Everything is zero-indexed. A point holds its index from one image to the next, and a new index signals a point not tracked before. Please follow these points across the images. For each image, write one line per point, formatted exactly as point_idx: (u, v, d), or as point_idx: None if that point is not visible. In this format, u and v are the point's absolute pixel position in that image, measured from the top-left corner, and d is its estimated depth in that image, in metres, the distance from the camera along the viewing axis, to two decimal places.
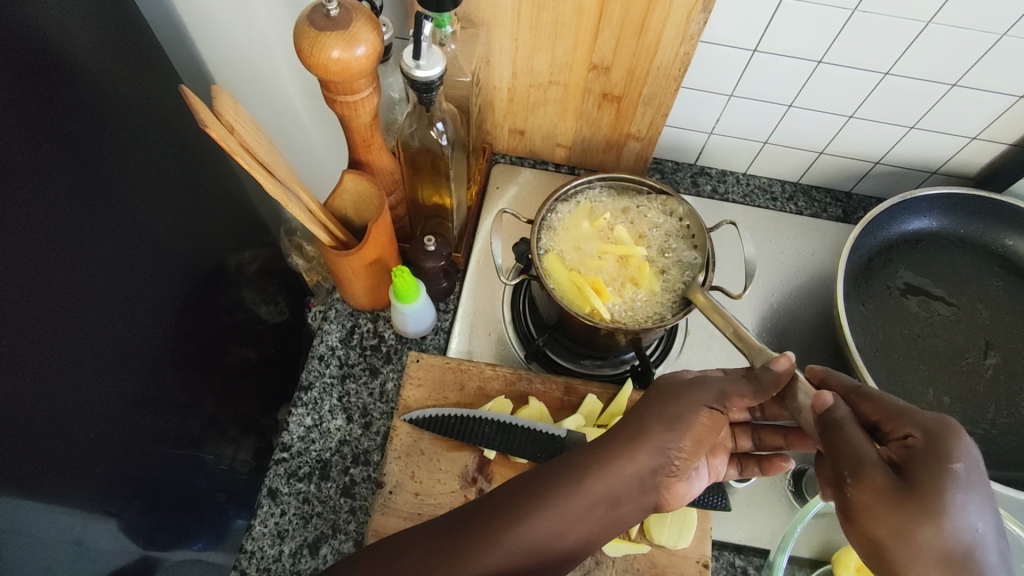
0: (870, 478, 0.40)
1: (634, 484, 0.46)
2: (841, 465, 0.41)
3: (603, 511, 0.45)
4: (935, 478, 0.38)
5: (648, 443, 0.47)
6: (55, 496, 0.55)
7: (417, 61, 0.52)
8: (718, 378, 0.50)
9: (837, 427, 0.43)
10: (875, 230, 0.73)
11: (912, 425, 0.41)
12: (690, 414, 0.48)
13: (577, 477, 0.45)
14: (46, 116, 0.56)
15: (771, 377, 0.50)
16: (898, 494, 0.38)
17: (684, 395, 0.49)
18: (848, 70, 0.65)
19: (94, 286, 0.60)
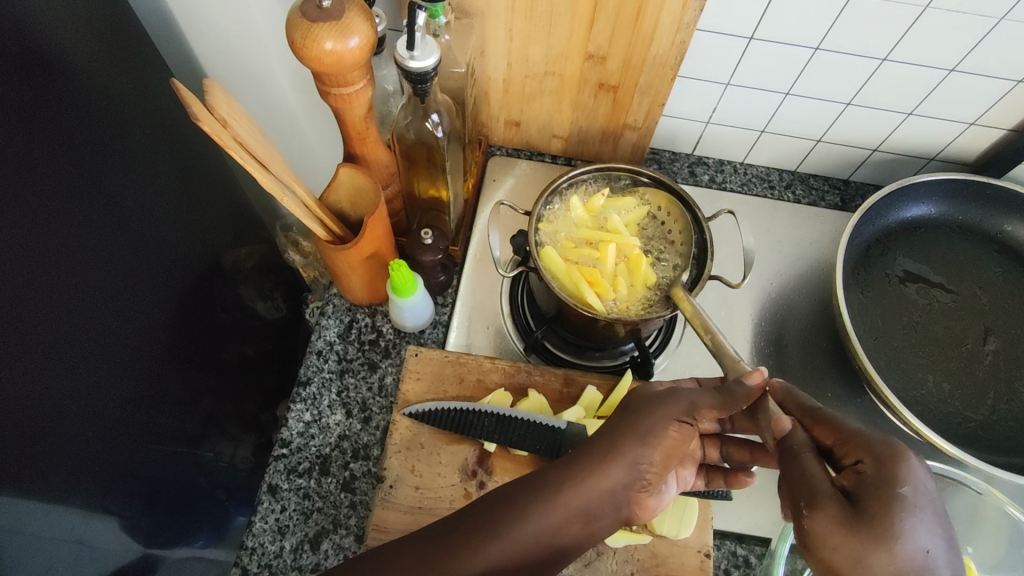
0: (824, 508, 0.39)
1: (607, 499, 0.46)
2: (797, 496, 0.41)
3: (575, 525, 0.45)
4: (885, 501, 0.38)
5: (620, 458, 0.47)
6: (55, 495, 0.55)
7: (411, 52, 0.52)
8: (691, 391, 0.50)
9: (795, 454, 0.43)
10: (873, 218, 0.73)
11: (863, 449, 0.42)
12: (662, 430, 0.48)
13: (552, 490, 0.45)
14: (37, 112, 0.55)
15: (744, 393, 0.49)
16: (848, 520, 0.38)
17: (656, 409, 0.49)
18: (845, 57, 0.65)
19: (90, 284, 0.60)
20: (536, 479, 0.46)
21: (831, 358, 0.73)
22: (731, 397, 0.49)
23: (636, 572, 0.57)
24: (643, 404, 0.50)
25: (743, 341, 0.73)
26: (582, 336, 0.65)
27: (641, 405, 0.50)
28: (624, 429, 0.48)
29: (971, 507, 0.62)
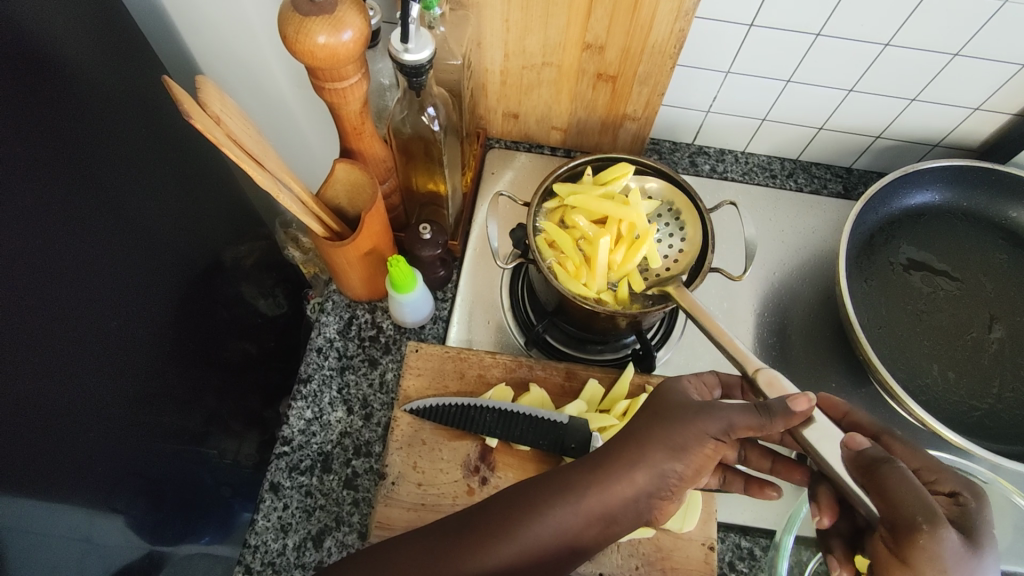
0: (945, 528, 0.37)
1: (630, 506, 0.45)
2: (909, 509, 0.38)
3: (598, 528, 0.45)
4: (990, 537, 0.38)
5: (648, 467, 0.45)
6: (61, 495, 0.55)
7: (406, 44, 0.51)
8: (730, 407, 0.45)
9: (894, 463, 0.40)
10: (877, 206, 0.72)
11: (956, 483, 0.42)
12: (697, 444, 0.45)
13: (570, 495, 0.45)
14: (31, 110, 0.55)
15: (784, 413, 0.44)
16: (967, 549, 0.37)
17: (691, 420, 0.45)
18: (849, 42, 0.64)
19: (91, 283, 0.59)
20: (555, 482, 0.46)
21: (835, 347, 0.72)
22: (769, 418, 0.44)
23: (640, 565, 0.56)
24: (678, 414, 0.46)
25: (746, 331, 0.72)
26: (583, 329, 0.65)
27: (674, 412, 0.46)
28: (653, 438, 0.45)
29: None
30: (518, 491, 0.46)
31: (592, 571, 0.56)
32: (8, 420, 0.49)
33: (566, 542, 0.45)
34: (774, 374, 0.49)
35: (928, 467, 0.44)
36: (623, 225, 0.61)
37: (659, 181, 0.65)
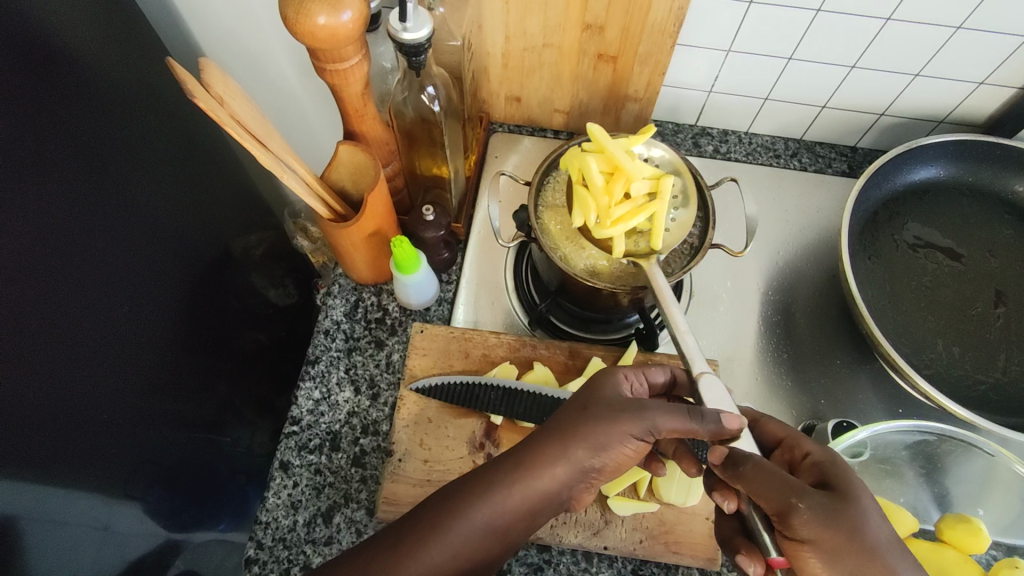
0: (810, 494, 0.40)
1: (551, 500, 0.46)
2: (780, 494, 0.41)
3: (523, 524, 0.46)
4: (852, 480, 0.42)
5: (568, 462, 0.45)
6: (80, 480, 0.56)
7: (404, 23, 0.51)
8: (657, 410, 0.45)
9: (753, 457, 0.43)
10: (880, 182, 0.72)
11: (810, 443, 0.46)
12: (616, 444, 0.46)
13: (492, 499, 0.45)
14: (45, 102, 0.56)
15: (715, 423, 0.44)
16: (837, 503, 0.40)
17: (614, 420, 0.45)
18: (850, 18, 0.64)
19: (105, 270, 0.61)
20: (475, 486, 0.46)
21: (839, 325, 0.72)
22: (700, 424, 0.44)
23: (644, 539, 0.57)
24: (607, 409, 0.46)
25: (750, 310, 0.72)
26: (586, 307, 0.65)
27: (597, 409, 0.47)
28: (574, 436, 0.46)
29: (983, 469, 0.61)
30: (440, 499, 0.46)
31: (597, 544, 0.57)
32: (27, 406, 0.50)
33: (490, 547, 0.45)
34: (716, 382, 0.49)
35: (788, 436, 0.48)
36: (632, 187, 0.55)
37: (668, 153, 0.64)
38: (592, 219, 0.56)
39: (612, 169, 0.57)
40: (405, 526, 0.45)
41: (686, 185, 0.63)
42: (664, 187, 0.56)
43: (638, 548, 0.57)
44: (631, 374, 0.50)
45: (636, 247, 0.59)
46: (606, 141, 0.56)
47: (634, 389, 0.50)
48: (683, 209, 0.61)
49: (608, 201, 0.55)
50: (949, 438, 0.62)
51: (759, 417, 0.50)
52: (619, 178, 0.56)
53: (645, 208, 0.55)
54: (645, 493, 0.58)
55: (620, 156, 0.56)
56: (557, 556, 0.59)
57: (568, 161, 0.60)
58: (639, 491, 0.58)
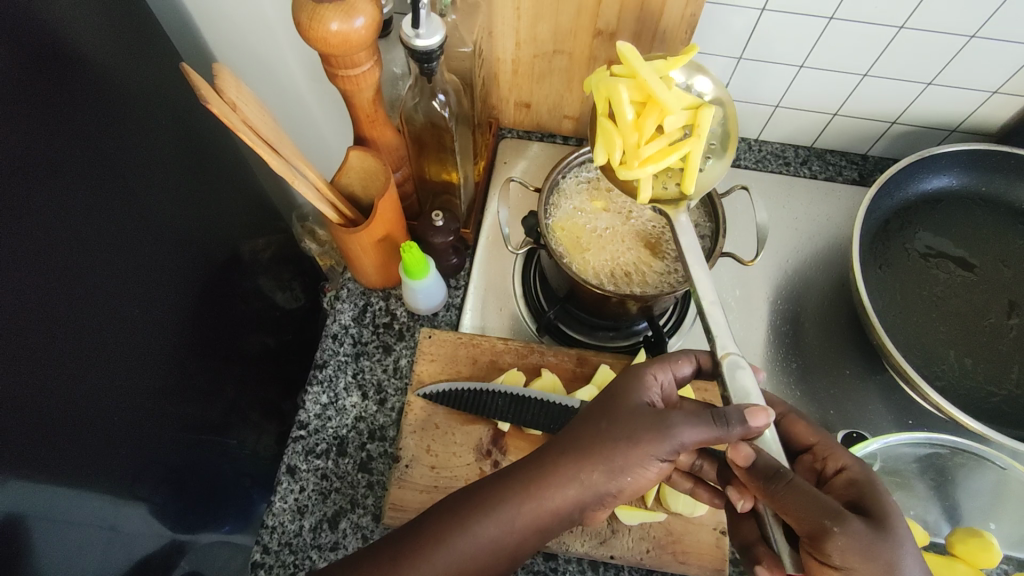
0: (850, 520, 0.39)
1: (561, 519, 0.46)
2: (815, 517, 0.40)
3: (531, 541, 0.46)
4: (889, 505, 0.42)
5: (581, 484, 0.45)
6: (89, 483, 0.56)
7: (416, 30, 0.51)
8: (683, 424, 0.43)
9: (787, 475, 0.42)
10: (892, 191, 0.71)
11: (847, 458, 0.46)
12: (636, 467, 0.44)
13: (499, 517, 0.44)
14: (61, 106, 0.57)
15: (741, 426, 0.43)
16: (874, 531, 0.39)
17: (636, 441, 0.44)
18: (862, 26, 0.63)
19: (115, 273, 0.61)
20: (480, 504, 0.45)
21: (848, 335, 0.72)
22: (725, 430, 0.43)
23: (651, 549, 0.57)
24: (629, 426, 0.45)
25: (759, 319, 0.72)
26: (595, 314, 0.65)
27: (617, 427, 0.45)
28: (590, 457, 0.45)
29: (994, 484, 0.61)
30: (444, 513, 0.46)
31: (603, 553, 0.57)
32: (37, 409, 0.51)
33: (497, 562, 0.45)
34: (739, 364, 0.48)
35: (823, 445, 0.48)
36: (666, 116, 0.52)
37: (714, 84, 0.61)
38: (616, 157, 0.54)
39: (644, 97, 0.54)
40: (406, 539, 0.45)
41: (726, 121, 0.60)
42: (700, 121, 0.53)
43: (645, 558, 0.56)
44: (656, 371, 0.48)
45: (663, 189, 0.58)
46: (637, 62, 0.53)
47: (663, 390, 0.48)
48: (720, 151, 0.60)
49: (637, 137, 0.54)
50: (961, 451, 0.61)
51: (789, 417, 0.51)
52: (651, 109, 0.53)
53: (679, 146, 0.53)
54: (652, 502, 0.58)
55: (654, 83, 0.52)
56: (564, 564, 0.59)
57: (594, 83, 0.56)
58: (647, 500, 0.57)
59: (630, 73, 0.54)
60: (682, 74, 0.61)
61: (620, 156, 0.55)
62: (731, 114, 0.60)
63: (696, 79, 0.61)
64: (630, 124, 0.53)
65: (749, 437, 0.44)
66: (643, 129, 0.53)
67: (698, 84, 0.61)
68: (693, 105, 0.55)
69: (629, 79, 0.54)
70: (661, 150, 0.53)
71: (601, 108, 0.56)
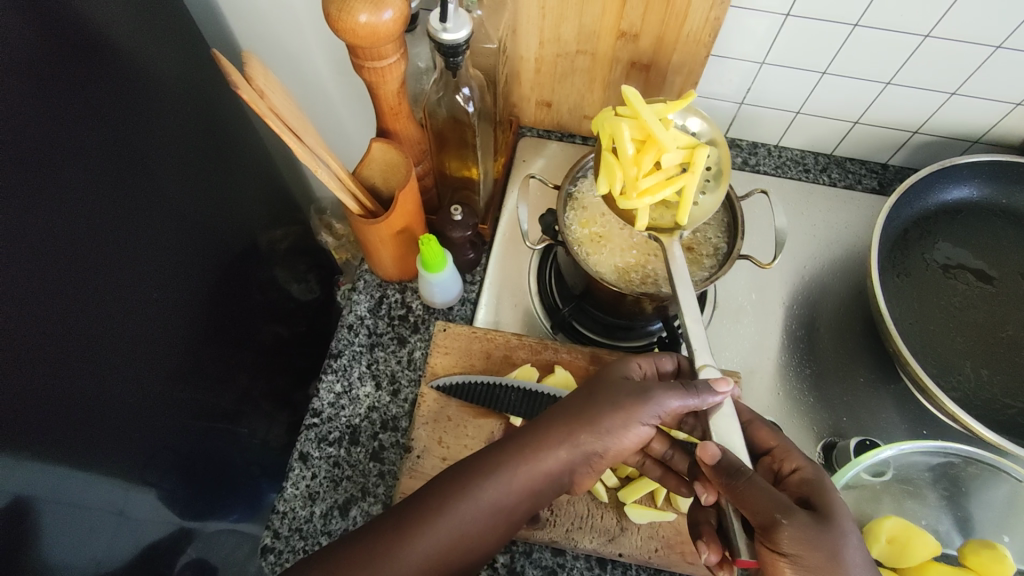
0: (797, 513, 0.39)
1: (554, 482, 0.45)
2: (767, 509, 0.40)
3: (524, 506, 0.45)
4: (837, 501, 0.42)
5: (573, 445, 0.45)
6: (100, 467, 0.57)
7: (444, 23, 0.52)
8: (660, 389, 0.45)
9: (746, 471, 0.42)
10: (912, 200, 0.71)
11: (801, 459, 0.45)
12: (623, 429, 0.45)
13: (495, 480, 0.44)
14: (91, 92, 0.58)
15: (708, 391, 0.45)
16: (819, 524, 0.40)
17: (620, 404, 0.45)
18: (887, 33, 0.63)
19: (137, 260, 0.63)
20: (477, 469, 0.45)
21: (863, 343, 0.71)
22: (698, 397, 0.45)
23: (660, 548, 0.57)
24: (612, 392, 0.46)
25: (774, 324, 0.72)
26: (611, 313, 0.65)
27: (605, 395, 0.46)
28: (578, 420, 0.45)
29: (1008, 496, 0.60)
30: (445, 480, 0.45)
31: (612, 551, 0.57)
32: (53, 389, 0.51)
33: (492, 527, 0.44)
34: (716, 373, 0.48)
35: (782, 447, 0.47)
36: (663, 154, 0.53)
37: (706, 125, 0.62)
38: (617, 190, 0.54)
39: (644, 137, 0.54)
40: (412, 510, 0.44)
41: (720, 157, 0.61)
42: (696, 159, 0.54)
43: (654, 556, 0.56)
44: (642, 361, 0.50)
45: (660, 220, 0.59)
46: (640, 106, 0.53)
47: (647, 375, 0.50)
48: (713, 186, 0.60)
49: (635, 172, 0.54)
50: (975, 462, 0.61)
51: (754, 420, 0.50)
52: (649, 148, 0.53)
53: (674, 181, 0.54)
54: (662, 501, 0.58)
55: (654, 125, 0.52)
56: (571, 561, 0.59)
57: (599, 122, 0.57)
58: (657, 499, 0.58)
59: (632, 116, 0.54)
60: (679, 117, 0.62)
61: (620, 188, 0.55)
62: (724, 150, 0.61)
63: (690, 121, 0.62)
64: (629, 163, 0.54)
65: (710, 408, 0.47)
66: (642, 164, 0.53)
67: (692, 125, 0.62)
68: (688, 146, 0.56)
69: (631, 120, 0.54)
70: (659, 188, 0.53)
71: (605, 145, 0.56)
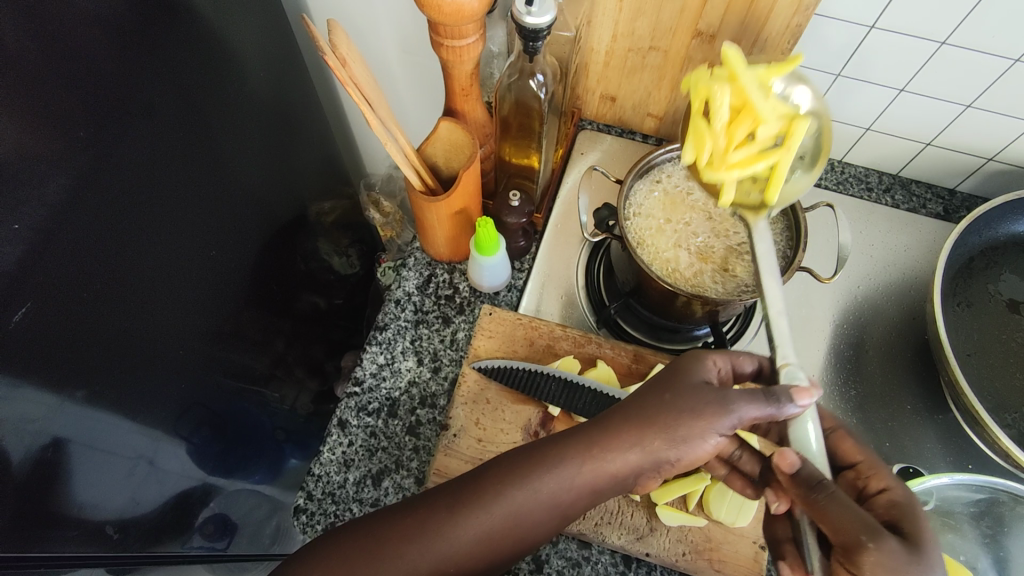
0: (885, 538, 0.39)
1: (617, 480, 0.45)
2: (852, 529, 0.40)
3: (585, 501, 0.45)
4: (927, 531, 0.41)
5: (645, 449, 0.44)
6: (141, 416, 0.59)
7: (529, 7, 0.53)
8: (740, 399, 0.43)
9: (828, 486, 0.42)
10: (981, 228, 0.69)
11: (890, 480, 0.45)
12: (699, 440, 0.44)
13: (560, 474, 0.44)
14: (172, 49, 0.59)
15: (789, 403, 0.43)
16: (909, 552, 0.39)
17: (701, 415, 0.44)
18: (974, 54, 0.61)
19: (197, 218, 0.65)
20: (542, 457, 0.45)
21: (915, 369, 0.70)
22: (778, 408, 0.42)
23: (687, 552, 0.56)
24: (693, 397, 0.45)
25: (821, 341, 0.70)
26: (658, 313, 0.65)
27: (682, 400, 0.45)
28: (652, 425, 0.44)
29: None
30: (505, 465, 0.45)
31: (639, 549, 0.57)
32: (110, 334, 0.53)
33: (554, 516, 0.45)
34: (798, 376, 0.46)
35: (868, 463, 0.47)
36: (764, 126, 0.51)
37: (815, 97, 0.57)
38: (704, 159, 0.53)
39: (741, 104, 0.52)
40: (458, 491, 0.45)
41: (818, 138, 0.57)
42: (796, 134, 0.50)
43: (680, 560, 0.56)
44: (718, 358, 0.48)
45: (746, 196, 0.56)
46: (741, 68, 0.51)
47: (721, 374, 0.48)
48: (807, 166, 0.57)
49: (726, 143, 0.52)
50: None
51: (815, 440, 0.50)
52: (744, 117, 0.51)
53: (767, 155, 0.51)
54: (694, 506, 0.57)
55: (753, 91, 0.50)
56: (596, 555, 0.59)
57: (692, 81, 0.55)
58: (689, 503, 0.57)
59: (730, 79, 0.52)
60: (783, 83, 0.57)
61: (707, 158, 0.53)
62: (826, 128, 0.57)
63: (798, 89, 0.57)
64: (721, 129, 0.52)
65: (788, 416, 0.44)
66: (734, 134, 0.51)
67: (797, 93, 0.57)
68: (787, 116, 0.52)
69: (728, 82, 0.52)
70: (749, 164, 0.51)
71: (697, 107, 0.54)
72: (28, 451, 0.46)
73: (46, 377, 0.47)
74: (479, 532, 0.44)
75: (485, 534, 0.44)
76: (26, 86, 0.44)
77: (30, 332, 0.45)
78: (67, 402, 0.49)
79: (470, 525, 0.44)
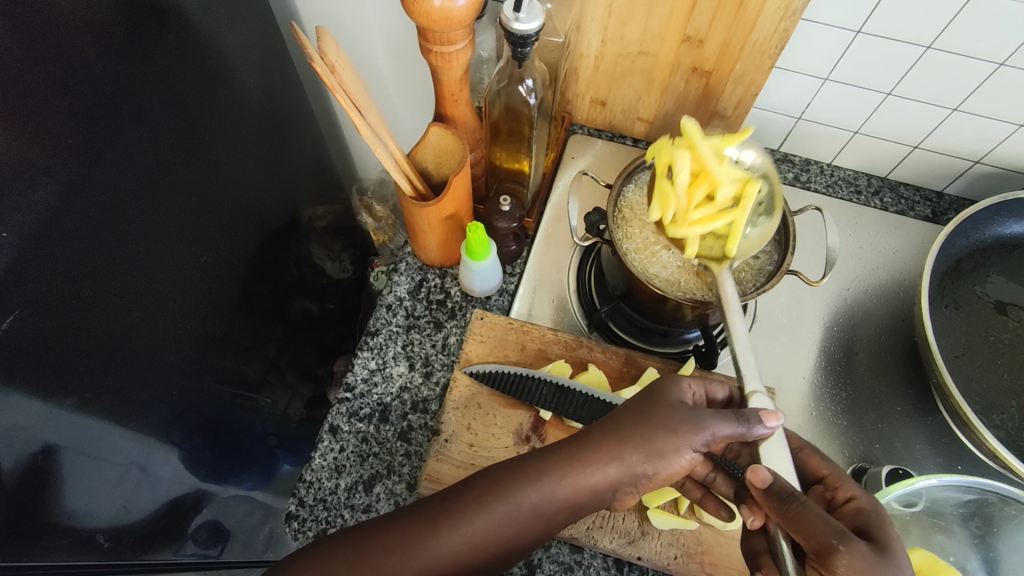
0: (856, 542, 0.39)
1: (596, 497, 0.45)
2: (822, 534, 0.40)
3: (564, 515, 0.45)
4: (894, 535, 0.41)
5: (622, 463, 0.44)
6: (133, 422, 0.58)
7: (518, 13, 0.53)
8: (713, 417, 0.44)
9: (798, 494, 0.42)
10: (967, 230, 0.70)
11: (855, 488, 0.45)
12: (674, 454, 0.44)
13: (539, 488, 0.44)
14: (162, 54, 0.59)
15: (759, 425, 0.44)
16: (879, 555, 0.39)
17: (675, 430, 0.44)
18: (960, 58, 0.62)
19: (188, 224, 0.64)
20: (521, 471, 0.45)
21: (904, 372, 0.70)
22: (748, 428, 0.44)
23: (679, 556, 0.56)
24: (666, 416, 0.45)
25: (812, 343, 0.71)
26: (649, 317, 0.65)
27: (657, 417, 0.45)
28: (629, 440, 0.44)
29: None
30: (482, 481, 0.45)
31: (631, 553, 0.57)
32: (100, 340, 0.53)
33: (533, 529, 0.45)
34: (768, 401, 0.47)
35: (834, 475, 0.48)
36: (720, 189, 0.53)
37: (760, 158, 0.61)
38: (668, 217, 0.55)
39: (698, 171, 0.55)
40: (448, 499, 0.45)
41: (772, 192, 0.59)
42: (749, 194, 0.53)
43: (672, 563, 0.56)
44: (692, 381, 0.49)
45: (709, 251, 0.57)
46: (696, 139, 0.55)
47: (695, 397, 0.49)
48: (767, 218, 0.59)
49: (687, 202, 0.55)
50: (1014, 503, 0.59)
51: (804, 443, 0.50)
52: (702, 180, 0.54)
53: (725, 215, 0.54)
54: (685, 510, 0.57)
55: (709, 157, 0.54)
56: (589, 559, 0.59)
57: (656, 149, 0.58)
58: (680, 507, 0.57)
59: (689, 147, 0.56)
60: (735, 150, 0.60)
61: (670, 216, 0.56)
62: (777, 186, 0.59)
63: (746, 154, 0.61)
64: (681, 197, 0.54)
65: (760, 438, 0.45)
66: (693, 195, 0.54)
67: (745, 157, 0.61)
68: (741, 180, 0.56)
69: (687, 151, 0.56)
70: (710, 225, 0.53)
71: (661, 171, 0.57)
72: (20, 459, 0.46)
73: (36, 384, 0.47)
74: (457, 547, 0.43)
75: (470, 541, 0.44)
76: (16, 91, 0.44)
77: (19, 339, 0.45)
78: (57, 410, 0.49)
79: (454, 533, 0.43)
